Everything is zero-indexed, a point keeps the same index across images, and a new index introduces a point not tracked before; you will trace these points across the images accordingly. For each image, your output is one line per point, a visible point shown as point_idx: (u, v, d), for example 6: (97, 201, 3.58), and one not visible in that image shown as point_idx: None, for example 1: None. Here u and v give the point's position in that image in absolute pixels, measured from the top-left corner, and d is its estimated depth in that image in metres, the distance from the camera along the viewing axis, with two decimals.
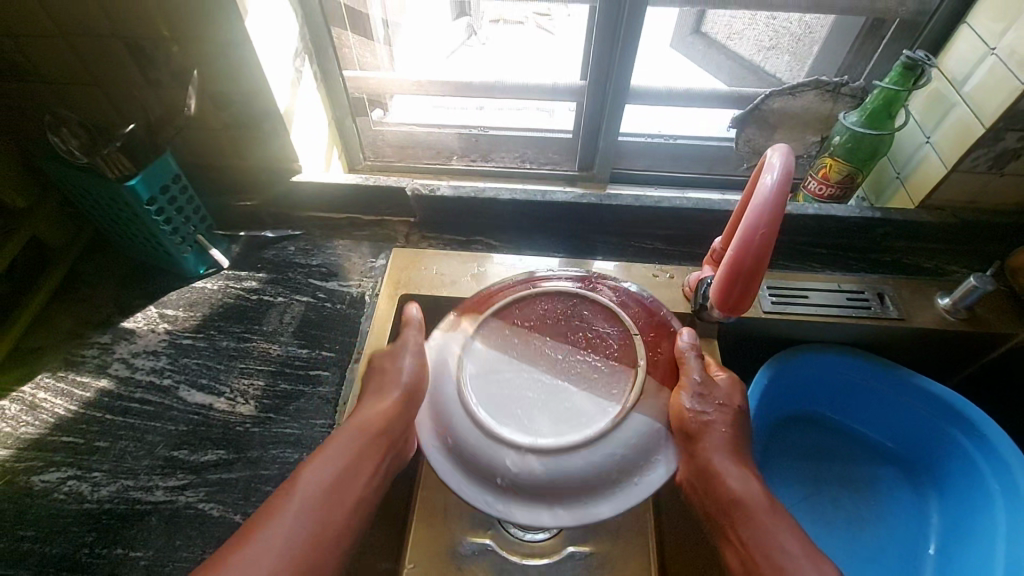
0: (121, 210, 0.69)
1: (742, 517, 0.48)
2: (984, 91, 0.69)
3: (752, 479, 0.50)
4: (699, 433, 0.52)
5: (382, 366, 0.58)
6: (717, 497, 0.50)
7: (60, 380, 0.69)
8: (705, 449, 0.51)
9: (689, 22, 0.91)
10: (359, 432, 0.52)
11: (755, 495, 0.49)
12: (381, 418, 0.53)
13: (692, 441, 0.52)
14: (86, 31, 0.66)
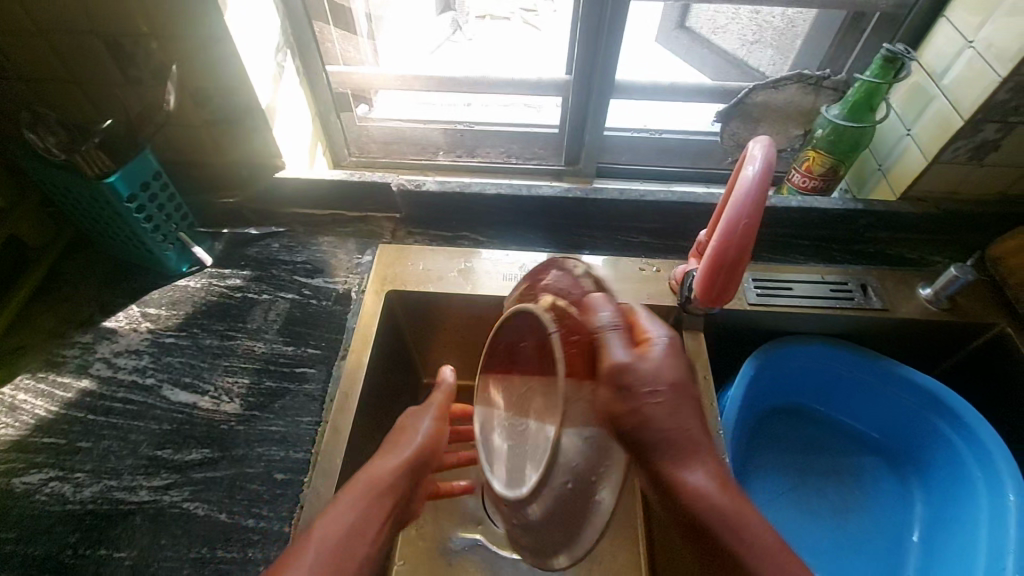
0: (101, 209, 0.68)
1: (716, 544, 0.40)
2: (963, 83, 0.70)
3: (716, 487, 0.40)
4: (637, 439, 0.41)
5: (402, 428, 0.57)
6: (687, 523, 0.41)
7: (40, 381, 0.68)
8: (660, 463, 0.41)
9: (674, 16, 0.96)
10: (370, 486, 0.49)
11: (721, 505, 0.40)
12: (389, 473, 0.51)
13: (638, 452, 0.42)
14: (61, 26, 0.65)
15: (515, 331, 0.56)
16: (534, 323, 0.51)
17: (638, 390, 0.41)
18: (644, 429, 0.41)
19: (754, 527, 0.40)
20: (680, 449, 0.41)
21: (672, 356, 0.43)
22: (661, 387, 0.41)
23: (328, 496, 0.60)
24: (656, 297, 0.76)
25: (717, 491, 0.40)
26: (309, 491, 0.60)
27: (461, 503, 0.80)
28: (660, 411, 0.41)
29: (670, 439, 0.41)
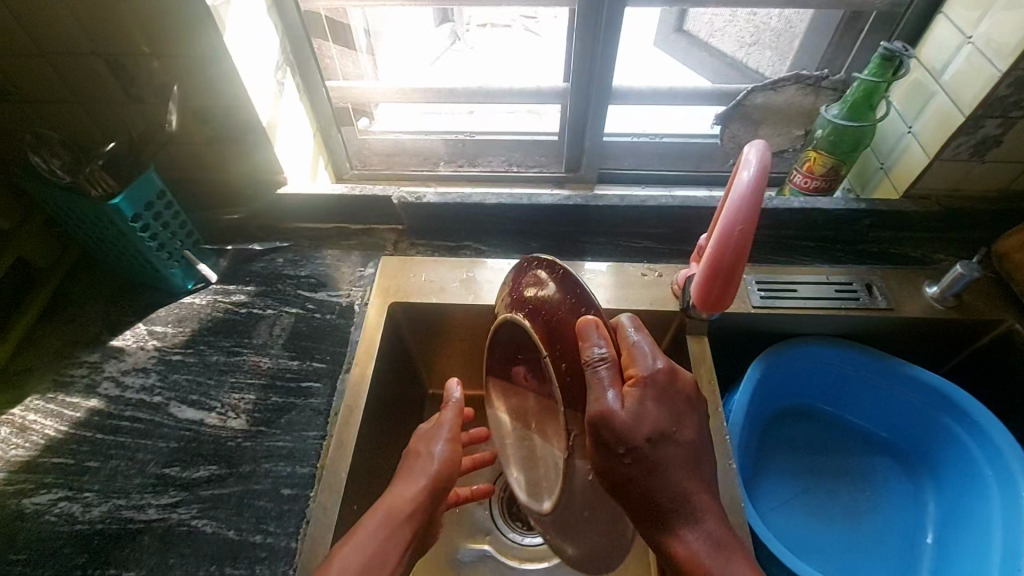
0: (106, 229, 0.69)
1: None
2: (962, 79, 0.70)
3: (700, 531, 0.48)
4: (626, 487, 0.48)
5: (414, 450, 0.61)
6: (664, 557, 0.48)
7: (49, 401, 0.68)
8: (647, 508, 0.48)
9: (670, 22, 0.98)
10: (389, 515, 0.54)
11: (702, 552, 0.47)
12: (408, 503, 0.55)
13: (628, 499, 0.49)
14: (66, 51, 0.66)
15: (509, 333, 0.59)
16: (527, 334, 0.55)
17: (617, 446, 0.46)
18: (632, 481, 0.48)
19: (726, 568, 0.46)
20: (664, 505, 0.48)
21: (656, 403, 0.48)
22: (643, 433, 0.46)
23: (335, 512, 0.60)
24: (660, 302, 0.76)
25: (706, 550, 0.47)
26: (315, 505, 0.61)
27: (470, 515, 0.80)
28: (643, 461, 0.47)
29: (656, 493, 0.48)
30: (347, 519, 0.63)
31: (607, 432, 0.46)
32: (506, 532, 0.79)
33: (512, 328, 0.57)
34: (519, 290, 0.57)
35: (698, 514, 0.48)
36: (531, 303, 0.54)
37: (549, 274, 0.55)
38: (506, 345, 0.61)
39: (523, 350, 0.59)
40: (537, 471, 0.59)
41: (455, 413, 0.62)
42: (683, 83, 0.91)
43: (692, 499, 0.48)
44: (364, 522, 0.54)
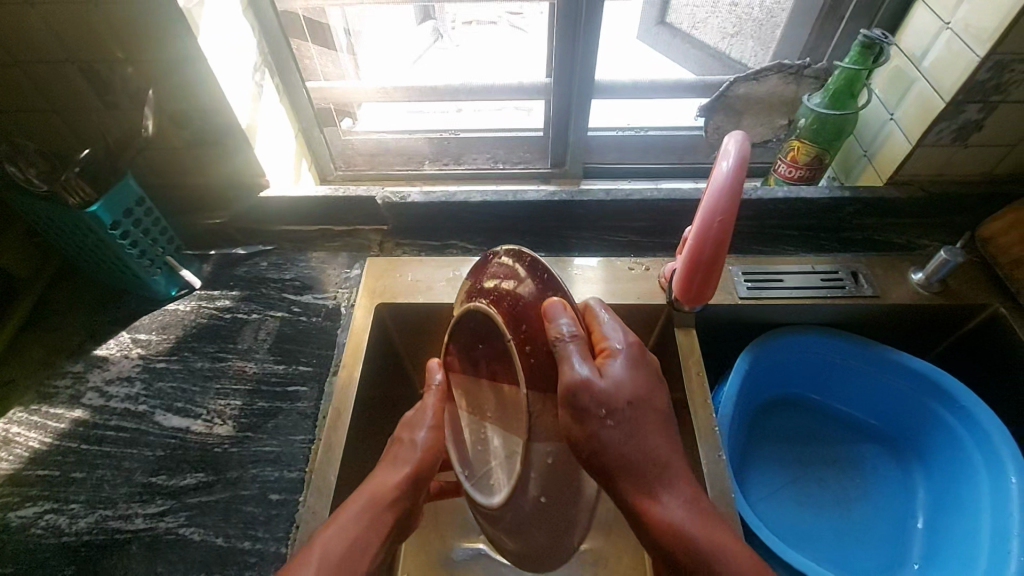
0: (85, 236, 0.68)
1: (672, 548, 0.46)
2: (942, 65, 0.70)
3: (683, 500, 0.48)
4: (602, 457, 0.48)
5: (396, 438, 0.60)
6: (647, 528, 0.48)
7: (33, 413, 0.68)
8: (624, 478, 0.48)
9: (654, 12, 0.91)
10: (372, 501, 0.53)
11: (688, 522, 0.47)
12: (394, 490, 0.54)
13: (606, 470, 0.48)
14: (36, 58, 0.65)
15: (464, 325, 0.59)
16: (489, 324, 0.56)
17: (597, 410, 0.47)
18: (609, 449, 0.47)
19: (711, 538, 0.46)
20: (648, 469, 0.48)
21: (630, 370, 0.50)
22: (621, 396, 0.48)
23: (324, 515, 0.59)
24: (647, 296, 0.76)
25: (692, 521, 0.47)
26: (305, 510, 0.60)
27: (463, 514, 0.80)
28: (622, 427, 0.48)
29: (634, 461, 0.48)
30: None
31: (585, 398, 0.47)
32: None
33: (471, 320, 0.58)
34: (477, 283, 0.57)
35: (677, 481, 0.48)
36: (491, 292, 0.55)
37: (508, 263, 0.56)
38: (461, 337, 0.60)
39: (479, 344, 0.60)
40: (489, 465, 0.59)
41: (438, 394, 0.60)
42: (666, 76, 0.91)
43: (669, 464, 0.49)
44: (347, 504, 0.53)
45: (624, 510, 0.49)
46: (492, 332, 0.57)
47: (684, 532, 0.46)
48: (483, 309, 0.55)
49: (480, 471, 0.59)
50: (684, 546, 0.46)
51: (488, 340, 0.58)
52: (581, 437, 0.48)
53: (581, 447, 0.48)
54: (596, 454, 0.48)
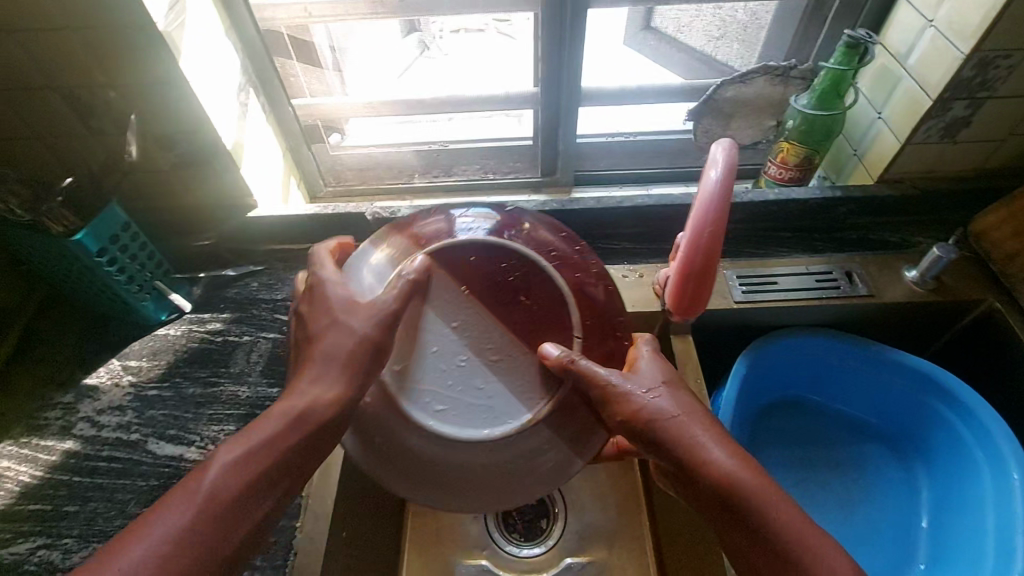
0: (71, 265, 0.67)
1: (734, 506, 0.43)
2: (926, 63, 0.70)
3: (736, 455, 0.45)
4: (648, 430, 0.46)
5: (319, 317, 0.46)
6: (705, 492, 0.44)
7: (23, 446, 0.66)
8: (672, 444, 0.45)
9: (638, 19, 0.90)
10: (295, 422, 0.43)
11: (743, 475, 0.44)
12: (324, 417, 0.43)
13: (650, 440, 0.46)
14: (16, 86, 0.64)
15: (496, 259, 0.49)
16: (530, 268, 0.49)
17: (637, 390, 0.46)
18: (650, 419, 0.46)
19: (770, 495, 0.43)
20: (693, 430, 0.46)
21: (653, 356, 0.50)
22: (653, 382, 0.47)
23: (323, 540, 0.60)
24: (642, 304, 0.75)
25: (747, 473, 0.44)
26: (302, 535, 0.59)
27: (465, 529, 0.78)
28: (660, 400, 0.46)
29: (675, 427, 0.46)
30: (333, 547, 0.62)
31: (619, 389, 0.46)
32: (505, 545, 0.78)
33: (521, 265, 0.49)
34: (532, 235, 0.52)
35: (722, 438, 0.46)
36: (558, 261, 0.51)
37: (561, 243, 0.53)
38: (464, 258, 0.50)
39: (507, 283, 0.49)
40: (445, 388, 0.47)
41: (407, 289, 0.46)
42: (653, 82, 0.90)
43: (709, 425, 0.47)
44: (255, 427, 0.42)
45: (676, 474, 0.46)
46: (535, 292, 0.49)
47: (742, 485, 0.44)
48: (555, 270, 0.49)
49: (419, 383, 0.47)
50: (742, 501, 0.43)
51: (526, 291, 0.49)
52: (618, 416, 0.46)
53: (623, 429, 0.46)
54: (636, 428, 0.46)
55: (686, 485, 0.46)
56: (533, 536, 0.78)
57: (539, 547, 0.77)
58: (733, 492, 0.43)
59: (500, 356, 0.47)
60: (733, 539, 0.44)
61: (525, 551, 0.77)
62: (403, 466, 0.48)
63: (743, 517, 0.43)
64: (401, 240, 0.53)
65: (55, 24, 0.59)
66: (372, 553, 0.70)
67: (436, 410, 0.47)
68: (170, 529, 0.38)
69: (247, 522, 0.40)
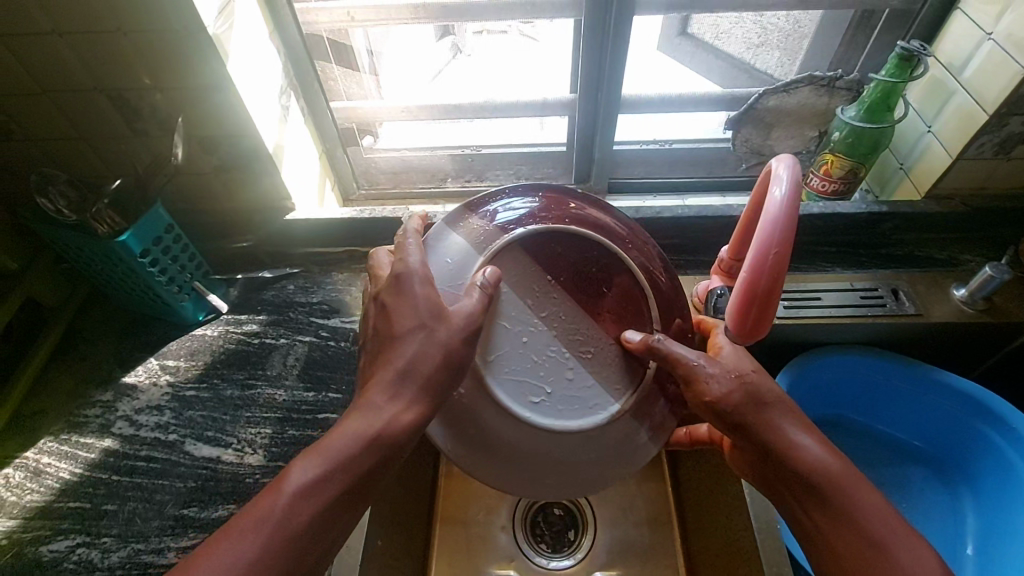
0: (115, 265, 0.68)
1: (818, 499, 0.43)
2: (982, 76, 0.68)
3: (822, 444, 0.45)
4: (736, 415, 0.45)
5: (403, 317, 0.44)
6: (788, 480, 0.44)
7: (63, 443, 0.67)
8: (755, 430, 0.45)
9: (675, 25, 0.87)
10: (370, 442, 0.41)
11: (831, 462, 0.44)
12: (406, 420, 0.42)
13: (735, 426, 0.45)
14: (67, 87, 0.65)
15: (577, 247, 0.51)
16: (604, 256, 0.51)
17: (727, 375, 0.46)
18: (739, 402, 0.45)
19: (857, 488, 0.43)
20: (779, 415, 0.45)
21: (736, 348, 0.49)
22: (740, 369, 0.47)
23: (359, 549, 0.60)
24: None
25: (831, 459, 0.44)
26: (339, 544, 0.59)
27: (494, 540, 0.77)
28: (744, 387, 0.46)
29: (762, 414, 0.45)
30: (370, 555, 0.62)
31: (705, 373, 0.45)
32: (533, 556, 0.77)
33: (601, 257, 0.51)
34: (602, 221, 0.53)
35: (806, 429, 0.45)
36: (631, 251, 0.52)
37: (627, 230, 0.54)
38: (544, 246, 0.50)
39: (590, 272, 0.50)
40: (536, 380, 0.48)
41: (483, 299, 0.45)
42: (693, 89, 0.89)
43: (796, 416, 0.46)
44: (331, 440, 0.41)
45: (763, 461, 0.46)
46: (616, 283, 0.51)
47: (829, 471, 0.44)
48: (631, 262, 0.51)
49: (508, 374, 0.47)
50: (829, 486, 0.43)
51: (608, 280, 0.51)
52: (701, 398, 0.45)
53: (704, 410, 0.46)
54: (718, 411, 0.45)
55: (775, 475, 0.45)
56: (562, 548, 0.77)
57: (568, 559, 0.76)
58: (818, 484, 0.43)
59: (591, 349, 0.49)
60: (808, 525, 0.45)
61: (554, 563, 0.76)
62: (503, 454, 0.48)
63: (827, 507, 0.43)
64: (478, 226, 0.51)
65: (107, 27, 0.59)
66: (403, 560, 0.70)
67: (531, 400, 0.48)
68: (248, 548, 0.38)
69: (325, 542, 0.40)
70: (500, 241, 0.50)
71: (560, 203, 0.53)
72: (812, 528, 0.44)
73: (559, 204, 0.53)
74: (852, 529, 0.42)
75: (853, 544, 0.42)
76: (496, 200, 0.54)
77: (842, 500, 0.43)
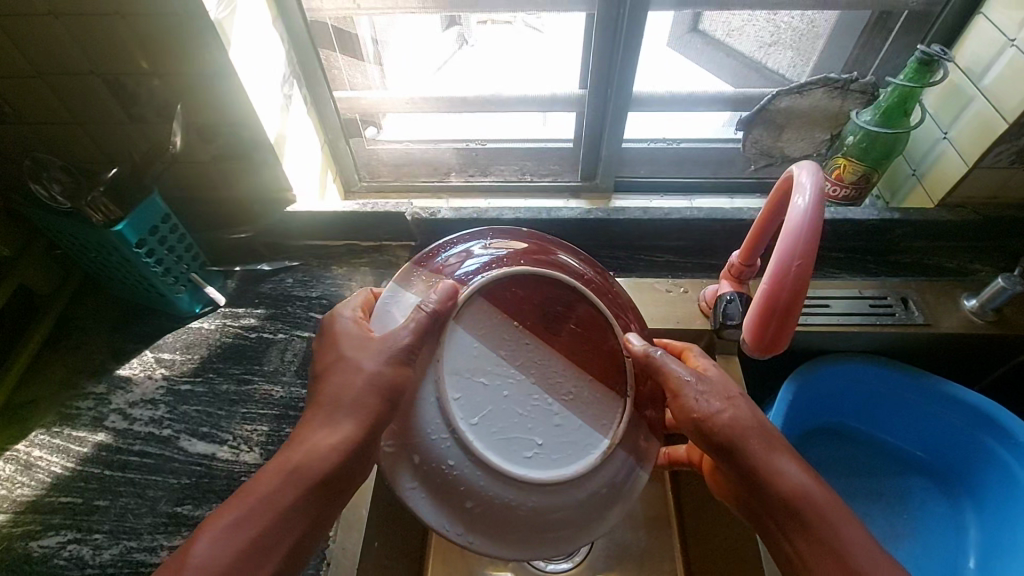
0: (110, 255, 0.66)
1: (802, 527, 0.43)
2: (1003, 83, 0.67)
3: (807, 470, 0.45)
4: (722, 436, 0.45)
5: (334, 349, 0.47)
6: (772, 507, 0.44)
7: (55, 436, 0.66)
8: (741, 453, 0.45)
9: (686, 20, 0.83)
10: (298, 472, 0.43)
11: (813, 488, 0.44)
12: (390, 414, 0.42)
13: (722, 447, 0.45)
14: (63, 70, 0.63)
15: (541, 288, 0.50)
16: (569, 293, 0.51)
17: (716, 397, 0.46)
18: (727, 423, 0.45)
19: (837, 515, 0.43)
20: (764, 438, 0.45)
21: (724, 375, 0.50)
22: (726, 392, 0.47)
23: (356, 551, 0.59)
24: (687, 320, 0.72)
25: (814, 486, 0.44)
26: (335, 545, 0.58)
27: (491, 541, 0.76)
28: (731, 411, 0.46)
29: (749, 436, 0.45)
30: (367, 556, 0.61)
31: (693, 394, 0.46)
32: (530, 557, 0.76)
33: (566, 295, 0.51)
34: (564, 262, 0.54)
35: (790, 456, 0.45)
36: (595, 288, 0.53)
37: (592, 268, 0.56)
38: (508, 290, 0.50)
39: (557, 311, 0.50)
40: (527, 434, 0.46)
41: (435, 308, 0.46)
42: (704, 87, 0.87)
43: (784, 446, 0.46)
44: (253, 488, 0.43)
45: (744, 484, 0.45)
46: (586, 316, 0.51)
47: (810, 496, 0.43)
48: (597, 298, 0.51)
49: (495, 411, 0.46)
50: (807, 509, 0.43)
51: (573, 317, 0.50)
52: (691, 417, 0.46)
53: (691, 431, 0.47)
54: (705, 433, 0.46)
55: (757, 499, 0.45)
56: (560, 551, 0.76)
57: (567, 562, 0.75)
58: (803, 513, 0.43)
59: (572, 387, 0.47)
60: (791, 554, 0.44)
61: (551, 566, 0.75)
62: (505, 516, 0.45)
63: (810, 533, 0.43)
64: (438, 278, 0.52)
65: (104, 10, 0.57)
66: (400, 561, 0.69)
67: (526, 455, 0.45)
68: None
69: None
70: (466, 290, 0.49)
71: (543, 251, 0.55)
72: (796, 559, 0.44)
73: (532, 249, 0.54)
74: (833, 554, 0.42)
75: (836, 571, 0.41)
76: (456, 252, 0.54)
77: (826, 530, 0.42)
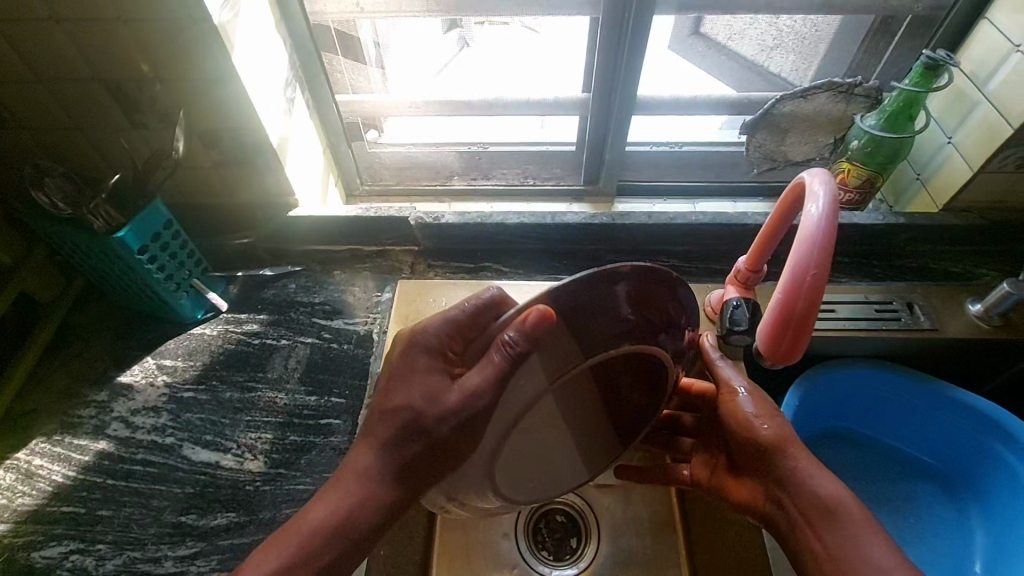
0: (111, 262, 0.65)
1: (831, 523, 0.46)
2: (1009, 89, 0.67)
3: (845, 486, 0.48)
4: (765, 434, 0.51)
5: (398, 394, 0.46)
6: (805, 504, 0.48)
7: (56, 444, 0.65)
8: (781, 453, 0.50)
9: (687, 24, 0.83)
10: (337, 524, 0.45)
11: (850, 500, 0.47)
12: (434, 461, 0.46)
13: (761, 441, 0.51)
14: (64, 76, 0.62)
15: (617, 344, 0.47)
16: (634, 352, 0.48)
17: (766, 407, 0.53)
18: (772, 425, 0.52)
19: (869, 524, 0.46)
20: (801, 450, 0.50)
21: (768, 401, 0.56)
22: (773, 409, 0.53)
23: None
24: None
25: (851, 499, 0.47)
26: None
27: (496, 548, 0.76)
28: (774, 421, 0.52)
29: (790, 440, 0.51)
30: None
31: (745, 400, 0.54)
32: (537, 564, 0.75)
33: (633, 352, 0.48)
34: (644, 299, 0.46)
35: (827, 467, 0.49)
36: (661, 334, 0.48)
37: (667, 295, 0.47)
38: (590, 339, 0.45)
39: (618, 365, 0.50)
40: (537, 471, 0.55)
41: (506, 362, 0.42)
42: (708, 91, 0.87)
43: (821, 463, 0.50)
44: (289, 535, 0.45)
45: (780, 482, 0.50)
46: (644, 366, 0.51)
47: (842, 504, 0.47)
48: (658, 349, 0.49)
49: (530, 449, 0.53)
50: (840, 511, 0.46)
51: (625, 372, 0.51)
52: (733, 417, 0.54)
53: (733, 431, 0.54)
54: (748, 428, 0.52)
55: (790, 496, 0.49)
56: (565, 557, 0.75)
57: (573, 567, 0.74)
58: (832, 506, 0.47)
59: (590, 441, 0.56)
60: (818, 552, 0.47)
61: (557, 572, 0.74)
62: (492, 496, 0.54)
63: (839, 531, 0.46)
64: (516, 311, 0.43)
65: (106, 14, 0.56)
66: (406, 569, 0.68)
67: (528, 481, 0.56)
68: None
69: None
70: (553, 333, 0.44)
71: (652, 277, 0.45)
72: (819, 550, 0.47)
73: (642, 274, 0.44)
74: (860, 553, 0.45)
75: (863, 565, 0.44)
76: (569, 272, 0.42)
77: (855, 527, 0.46)
